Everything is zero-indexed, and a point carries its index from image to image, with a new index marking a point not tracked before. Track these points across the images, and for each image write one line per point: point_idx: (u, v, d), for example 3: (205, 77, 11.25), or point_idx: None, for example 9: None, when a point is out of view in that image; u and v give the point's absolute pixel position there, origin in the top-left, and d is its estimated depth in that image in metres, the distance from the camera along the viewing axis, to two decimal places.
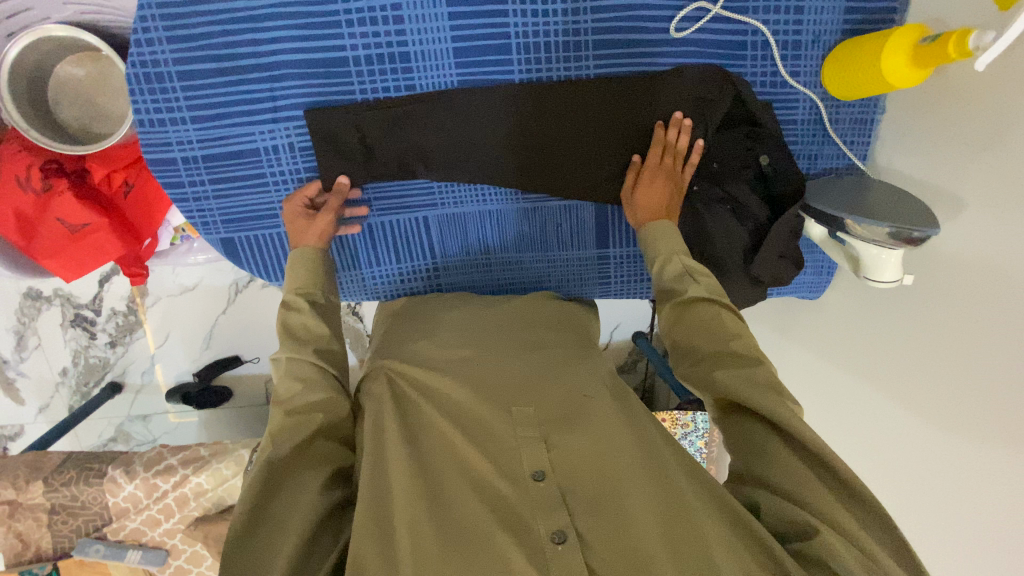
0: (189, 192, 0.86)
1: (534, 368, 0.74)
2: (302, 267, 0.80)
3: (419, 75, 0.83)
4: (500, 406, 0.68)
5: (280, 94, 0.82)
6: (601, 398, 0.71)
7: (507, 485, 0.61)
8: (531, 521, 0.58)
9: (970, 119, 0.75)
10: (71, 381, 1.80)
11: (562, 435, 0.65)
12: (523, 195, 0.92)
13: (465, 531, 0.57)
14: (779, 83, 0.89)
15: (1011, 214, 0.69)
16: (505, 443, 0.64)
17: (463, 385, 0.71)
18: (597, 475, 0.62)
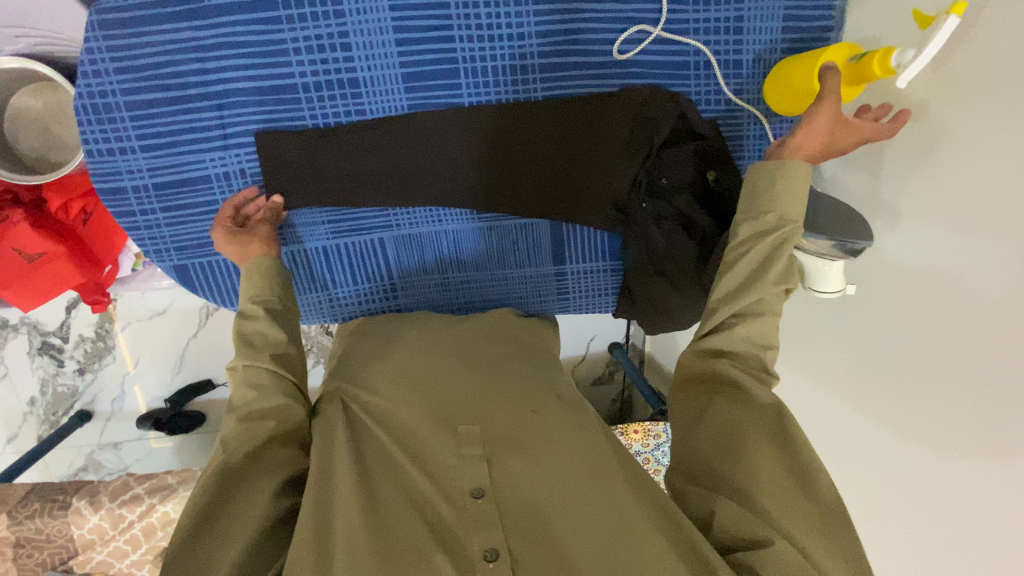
0: (140, 220, 0.86)
1: (484, 386, 0.74)
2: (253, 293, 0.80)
3: (369, 100, 0.84)
4: (446, 427, 0.68)
5: (230, 122, 0.83)
6: (547, 411, 0.71)
7: (446, 504, 0.60)
8: (463, 539, 0.57)
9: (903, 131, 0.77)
10: (40, 410, 1.77)
11: (505, 453, 0.65)
12: (478, 214, 0.93)
13: (399, 551, 0.56)
14: (723, 101, 0.91)
15: (941, 224, 0.71)
16: (447, 463, 0.64)
17: (413, 405, 0.71)
18: (542, 490, 0.62)
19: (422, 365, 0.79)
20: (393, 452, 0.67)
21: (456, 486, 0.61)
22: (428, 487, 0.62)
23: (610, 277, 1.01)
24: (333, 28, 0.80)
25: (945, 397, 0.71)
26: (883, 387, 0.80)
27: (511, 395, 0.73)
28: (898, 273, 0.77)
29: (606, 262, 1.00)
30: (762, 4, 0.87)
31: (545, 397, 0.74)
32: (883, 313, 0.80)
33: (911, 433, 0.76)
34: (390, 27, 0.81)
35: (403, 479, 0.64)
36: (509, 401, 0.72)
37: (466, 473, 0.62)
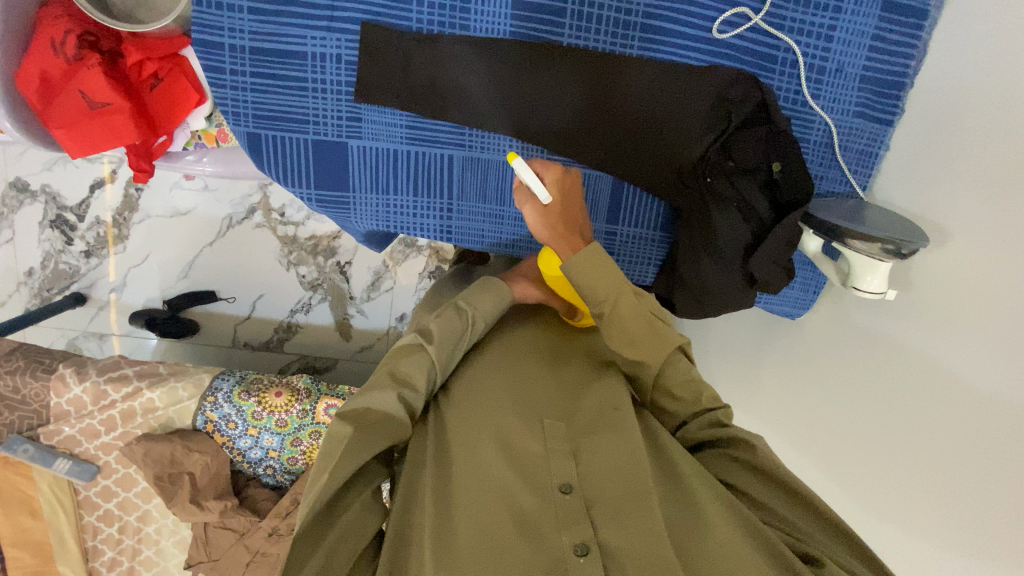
0: (228, 80, 0.87)
1: (565, 393, 0.89)
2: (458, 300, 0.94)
3: (476, 18, 0.87)
4: (533, 423, 0.81)
5: (339, 4, 0.85)
6: (627, 408, 0.84)
7: (540, 494, 0.71)
8: (555, 536, 0.67)
9: (984, 160, 0.83)
10: (34, 284, 1.73)
11: (588, 453, 0.77)
12: (549, 155, 0.97)
13: (498, 534, 0.66)
14: (800, 102, 0.96)
15: (1007, 244, 0.78)
16: (538, 454, 0.76)
17: (508, 403, 0.84)
18: (620, 491, 0.72)
19: (499, 376, 0.90)
20: (473, 442, 0.77)
21: (544, 485, 0.73)
22: (515, 480, 0.72)
23: (656, 247, 1.06)
24: None
25: (990, 404, 0.75)
26: (924, 396, 0.84)
27: (587, 408, 0.85)
28: (969, 285, 0.82)
29: (655, 231, 1.05)
30: (857, 19, 0.92)
31: (623, 404, 0.85)
32: (944, 327, 0.84)
33: (943, 438, 0.81)
34: None
35: (484, 462, 0.74)
36: (583, 416, 0.84)
37: (554, 472, 0.74)
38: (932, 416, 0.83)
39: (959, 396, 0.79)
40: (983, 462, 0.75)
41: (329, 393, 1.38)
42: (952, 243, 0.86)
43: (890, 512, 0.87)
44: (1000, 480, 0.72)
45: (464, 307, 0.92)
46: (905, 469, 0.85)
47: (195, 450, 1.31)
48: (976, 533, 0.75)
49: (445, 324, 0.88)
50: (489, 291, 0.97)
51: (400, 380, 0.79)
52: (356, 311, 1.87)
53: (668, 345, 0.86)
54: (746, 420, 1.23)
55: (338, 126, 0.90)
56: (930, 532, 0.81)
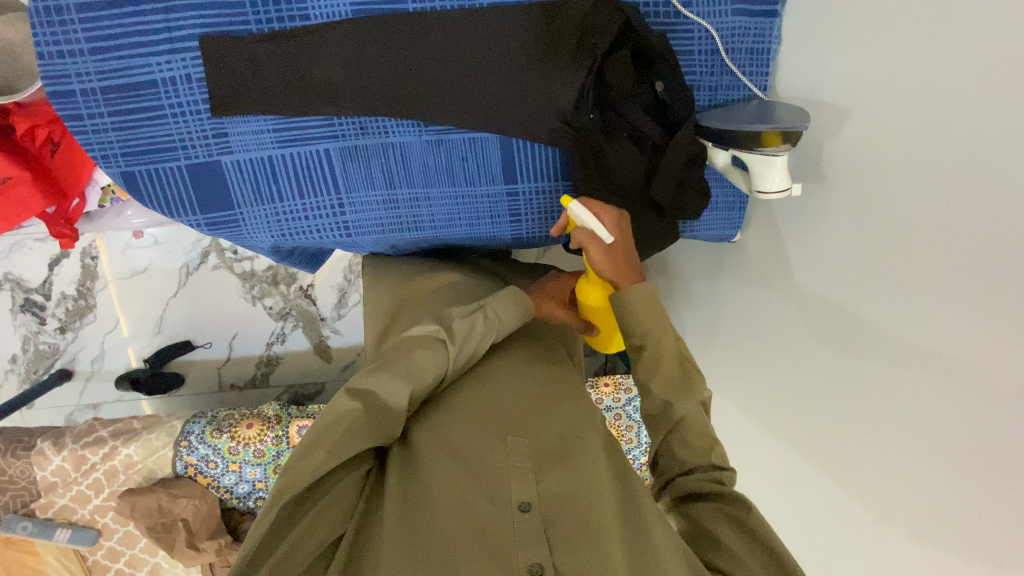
0: (89, 124, 0.87)
1: (532, 396, 0.81)
2: (497, 297, 0.88)
3: (313, 5, 0.85)
4: (496, 436, 0.74)
5: (175, 24, 0.84)
6: (591, 438, 0.78)
7: (498, 513, 0.67)
8: (512, 555, 0.63)
9: (873, 22, 0.77)
10: (21, 369, 1.78)
11: (550, 471, 0.71)
12: (426, 126, 0.92)
13: (449, 557, 0.63)
14: (673, 13, 0.91)
15: (904, 109, 0.74)
16: (499, 470, 0.70)
17: (468, 413, 0.77)
18: (583, 516, 0.68)
19: (470, 379, 0.82)
20: (435, 463, 0.71)
21: (504, 500, 0.68)
22: (474, 499, 0.67)
23: (561, 197, 1.01)
24: None
25: (946, 268, 0.70)
26: (872, 280, 0.79)
27: (558, 418, 0.79)
28: (887, 154, 0.77)
29: (557, 181, 0.99)
30: None
31: (586, 427, 0.79)
32: (867, 206, 0.80)
33: (896, 319, 0.76)
34: None
35: (443, 485, 0.69)
36: (553, 423, 0.77)
37: (514, 489, 0.69)
38: (883, 299, 0.78)
39: (904, 271, 0.75)
40: (946, 329, 0.70)
41: (299, 415, 1.38)
42: (857, 118, 0.81)
43: (858, 410, 0.83)
44: (966, 344, 0.67)
45: (490, 316, 0.84)
46: (867, 364, 0.81)
47: (181, 496, 1.32)
48: (938, 411, 0.71)
49: (465, 320, 0.83)
50: (512, 291, 0.91)
51: (416, 374, 0.75)
52: (330, 332, 1.88)
53: (691, 396, 0.76)
54: (716, 355, 1.19)
55: (206, 146, 0.89)
56: (893, 424, 0.77)
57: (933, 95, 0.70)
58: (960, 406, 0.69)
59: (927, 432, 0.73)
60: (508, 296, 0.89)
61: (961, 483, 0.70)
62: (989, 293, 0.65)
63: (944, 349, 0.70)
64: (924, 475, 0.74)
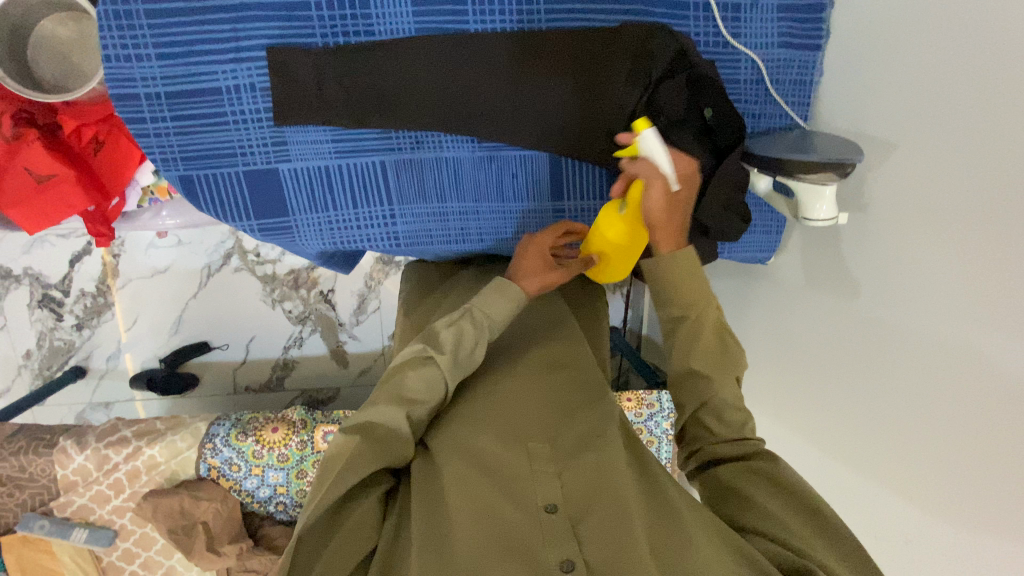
0: (151, 128, 0.88)
1: (551, 398, 0.82)
2: (485, 294, 0.87)
3: (378, 21, 0.87)
4: (516, 442, 0.75)
5: (243, 34, 0.86)
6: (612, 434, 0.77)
7: (523, 515, 0.68)
8: (541, 556, 0.64)
9: (920, 61, 0.81)
10: (34, 365, 1.77)
11: (572, 470, 0.72)
12: (480, 143, 0.95)
13: (478, 556, 0.64)
14: (722, 43, 0.95)
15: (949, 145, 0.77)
16: (521, 475, 0.71)
17: (488, 420, 0.78)
18: (609, 510, 0.68)
19: (484, 389, 0.85)
20: (456, 468, 0.72)
21: (529, 504, 0.69)
22: (499, 503, 0.69)
23: None
24: None
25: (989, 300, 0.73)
26: (914, 307, 0.82)
27: (577, 419, 0.79)
28: (925, 185, 0.80)
29: (602, 200, 1.02)
30: None
31: (608, 423, 0.79)
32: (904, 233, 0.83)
33: (937, 346, 0.79)
34: None
35: (466, 488, 0.70)
36: (572, 426, 0.78)
37: (537, 491, 0.70)
38: (925, 325, 0.81)
39: (946, 300, 0.78)
40: (989, 359, 0.73)
41: (324, 420, 1.38)
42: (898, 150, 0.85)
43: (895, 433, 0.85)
44: (1010, 375, 0.70)
45: (478, 319, 0.83)
46: (906, 384, 0.84)
47: (203, 498, 1.32)
48: (979, 438, 0.74)
49: (448, 331, 0.82)
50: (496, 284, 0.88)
51: (407, 396, 0.75)
52: (347, 337, 1.88)
53: (727, 367, 0.80)
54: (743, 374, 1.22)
55: (265, 153, 0.91)
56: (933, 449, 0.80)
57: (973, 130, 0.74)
58: (1001, 434, 0.71)
59: (968, 457, 0.76)
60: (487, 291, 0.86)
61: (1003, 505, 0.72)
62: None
63: (987, 377, 0.73)
64: (963, 499, 0.77)
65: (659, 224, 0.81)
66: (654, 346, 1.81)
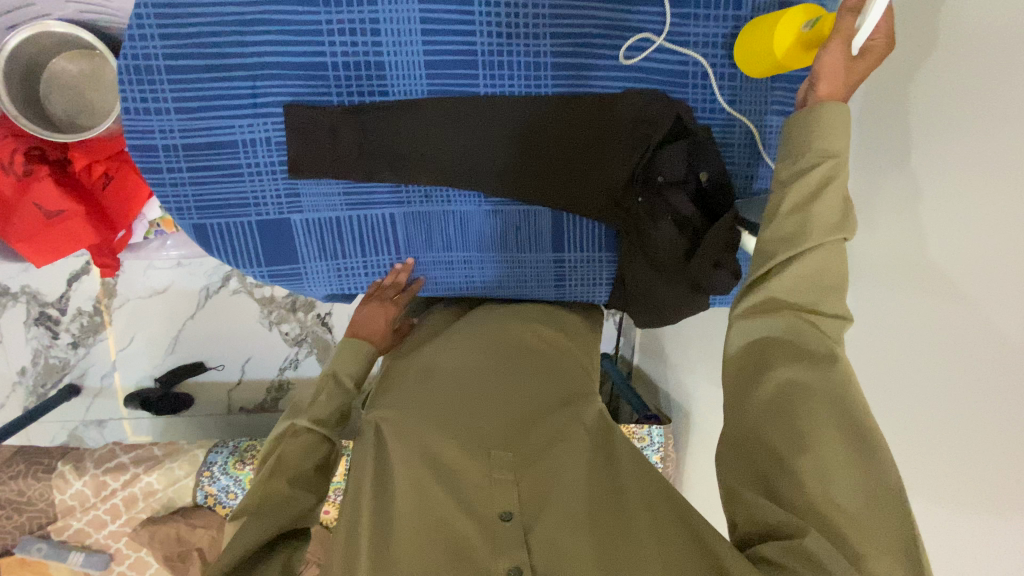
0: (167, 178, 0.91)
1: (517, 406, 0.87)
2: (351, 351, 0.97)
3: (392, 83, 0.91)
4: (480, 451, 0.79)
5: (260, 91, 0.89)
6: (575, 439, 0.83)
7: (476, 522, 0.73)
8: (489, 562, 0.69)
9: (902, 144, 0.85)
10: (28, 382, 1.76)
11: (529, 478, 0.77)
12: (485, 198, 0.99)
13: (424, 560, 0.69)
14: (718, 110, 0.99)
15: None
16: (480, 484, 0.76)
17: (451, 427, 0.82)
18: (560, 516, 0.72)
19: (452, 390, 0.88)
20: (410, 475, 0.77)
21: (483, 511, 0.74)
22: (455, 511, 0.73)
23: (605, 267, 1.07)
24: (366, 14, 0.88)
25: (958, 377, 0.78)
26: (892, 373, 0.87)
27: (541, 427, 0.84)
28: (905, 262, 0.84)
29: (602, 252, 1.06)
30: None
31: (572, 429, 0.84)
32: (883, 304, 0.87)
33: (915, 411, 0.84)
34: (417, 17, 0.89)
35: (423, 495, 0.75)
36: (535, 435, 0.83)
37: (495, 501, 0.75)
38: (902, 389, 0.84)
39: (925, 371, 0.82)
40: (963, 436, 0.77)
41: None
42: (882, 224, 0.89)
43: None
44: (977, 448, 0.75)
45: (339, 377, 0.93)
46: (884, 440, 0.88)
47: (199, 526, 1.33)
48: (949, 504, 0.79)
49: (321, 392, 0.91)
50: (350, 345, 0.97)
51: (285, 462, 0.82)
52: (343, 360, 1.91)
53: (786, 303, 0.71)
54: None
55: (278, 204, 0.94)
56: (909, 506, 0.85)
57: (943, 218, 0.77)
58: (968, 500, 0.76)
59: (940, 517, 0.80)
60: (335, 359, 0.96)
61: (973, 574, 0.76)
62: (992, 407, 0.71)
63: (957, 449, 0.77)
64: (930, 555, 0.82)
65: (822, 70, 0.73)
66: (644, 376, 1.86)
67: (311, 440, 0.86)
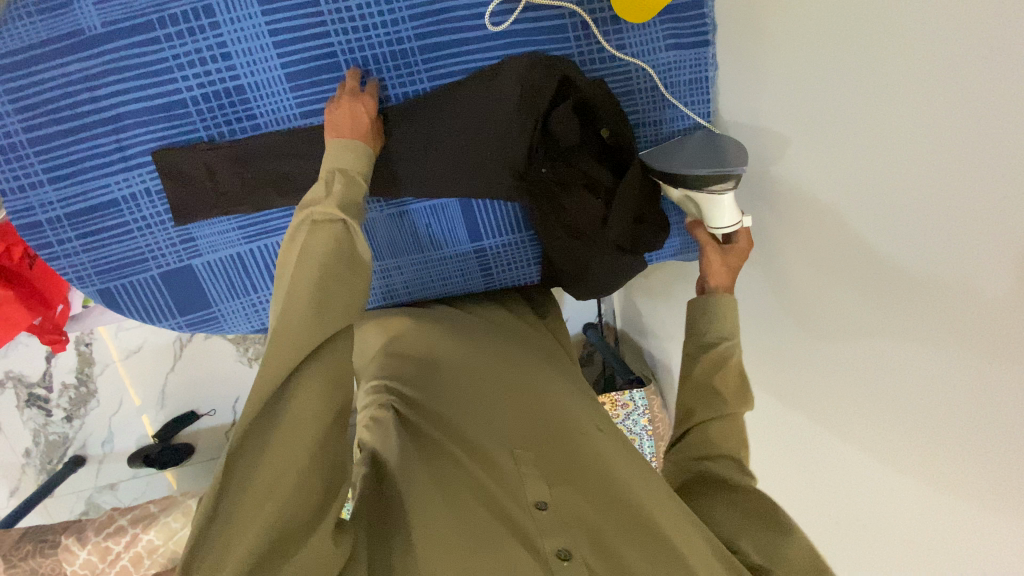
0: (60, 250, 0.90)
1: (522, 384, 0.81)
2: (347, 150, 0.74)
3: (257, 104, 0.87)
4: (498, 438, 0.71)
5: (126, 143, 0.86)
6: (591, 425, 0.77)
7: (513, 505, 0.63)
8: (537, 541, 0.60)
9: (794, 54, 0.77)
10: (35, 462, 1.80)
11: (559, 465, 0.69)
12: (387, 202, 0.96)
13: (472, 540, 0.59)
14: (607, 58, 0.93)
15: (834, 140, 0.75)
16: (509, 468, 0.67)
17: (460, 414, 0.75)
18: (599, 504, 0.66)
19: (450, 374, 0.83)
20: (442, 456, 0.69)
21: (520, 496, 0.64)
22: (492, 492, 0.64)
23: (528, 246, 1.03)
24: (211, 40, 0.83)
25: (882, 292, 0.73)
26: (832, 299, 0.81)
27: (557, 410, 0.78)
28: (822, 180, 0.77)
29: (520, 233, 1.02)
30: None
31: (584, 417, 0.78)
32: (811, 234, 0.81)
33: None
34: (265, 31, 0.84)
35: (448, 478, 0.66)
36: (554, 412, 0.77)
37: (529, 485, 0.65)
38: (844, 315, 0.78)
39: None
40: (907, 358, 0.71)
41: None
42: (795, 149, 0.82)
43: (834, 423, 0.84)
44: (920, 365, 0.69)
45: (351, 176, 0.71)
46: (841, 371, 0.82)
47: None
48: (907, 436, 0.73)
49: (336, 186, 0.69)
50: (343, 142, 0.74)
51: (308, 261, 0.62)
52: None
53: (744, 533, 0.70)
54: None
55: (176, 252, 0.93)
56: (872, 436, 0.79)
57: (852, 132, 0.71)
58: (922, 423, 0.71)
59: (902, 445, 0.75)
60: (328, 158, 0.73)
61: (931, 518, 0.70)
62: (922, 337, 0.66)
63: None
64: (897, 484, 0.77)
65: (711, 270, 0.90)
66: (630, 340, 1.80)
67: (332, 237, 0.65)
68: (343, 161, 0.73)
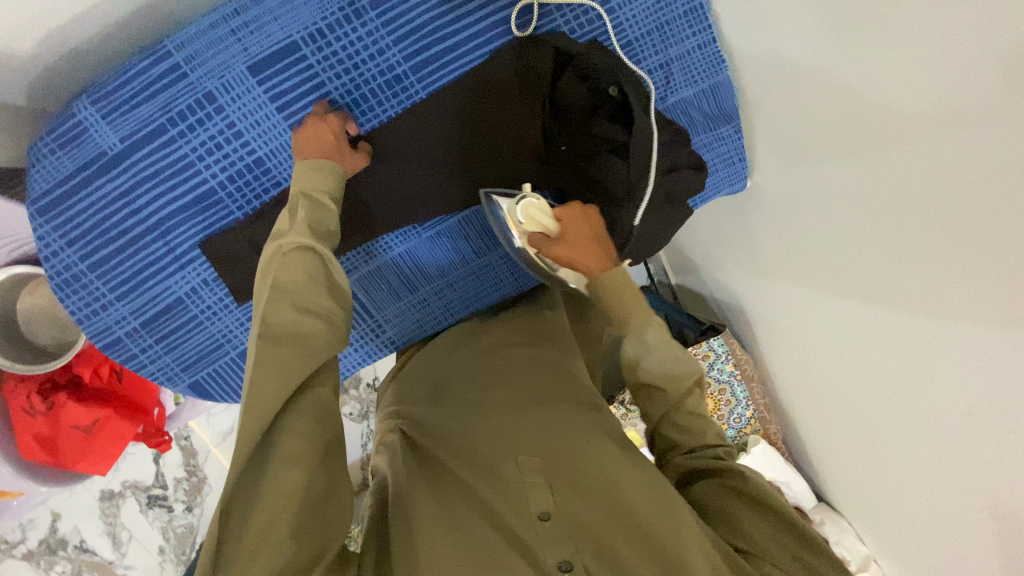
0: (144, 357, 0.96)
1: (543, 394, 0.77)
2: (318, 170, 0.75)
3: (279, 170, 0.90)
4: (502, 454, 0.66)
5: (174, 244, 0.91)
6: (597, 435, 0.70)
7: (514, 519, 0.60)
8: (538, 554, 0.57)
9: None
10: (171, 555, 1.91)
11: (564, 471, 0.65)
12: (422, 226, 0.97)
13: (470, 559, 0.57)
14: (594, 18, 0.91)
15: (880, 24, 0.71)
16: (512, 483, 0.63)
17: (460, 433, 0.72)
18: (602, 508, 0.62)
19: (460, 394, 0.81)
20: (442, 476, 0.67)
21: (520, 510, 0.61)
22: (489, 508, 0.61)
23: None
24: (220, 124, 0.86)
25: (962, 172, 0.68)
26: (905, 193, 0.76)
27: (563, 417, 0.72)
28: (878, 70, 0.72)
29: None
30: None
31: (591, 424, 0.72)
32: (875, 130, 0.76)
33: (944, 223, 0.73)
34: (266, 99, 0.86)
35: (445, 500, 0.63)
36: (564, 416, 0.72)
37: (530, 496, 0.61)
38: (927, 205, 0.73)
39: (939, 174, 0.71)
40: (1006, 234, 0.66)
41: None
42: (817, 38, 0.82)
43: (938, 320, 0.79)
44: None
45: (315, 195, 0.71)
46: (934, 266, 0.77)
47: None
48: None
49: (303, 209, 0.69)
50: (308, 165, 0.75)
51: (297, 297, 0.61)
52: None
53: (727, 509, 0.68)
54: (780, 302, 1.16)
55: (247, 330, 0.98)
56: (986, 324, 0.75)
57: None
58: None
59: None
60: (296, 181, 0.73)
61: None
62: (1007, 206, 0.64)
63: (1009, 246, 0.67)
64: None
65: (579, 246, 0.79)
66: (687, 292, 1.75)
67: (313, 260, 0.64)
68: (308, 181, 0.73)
